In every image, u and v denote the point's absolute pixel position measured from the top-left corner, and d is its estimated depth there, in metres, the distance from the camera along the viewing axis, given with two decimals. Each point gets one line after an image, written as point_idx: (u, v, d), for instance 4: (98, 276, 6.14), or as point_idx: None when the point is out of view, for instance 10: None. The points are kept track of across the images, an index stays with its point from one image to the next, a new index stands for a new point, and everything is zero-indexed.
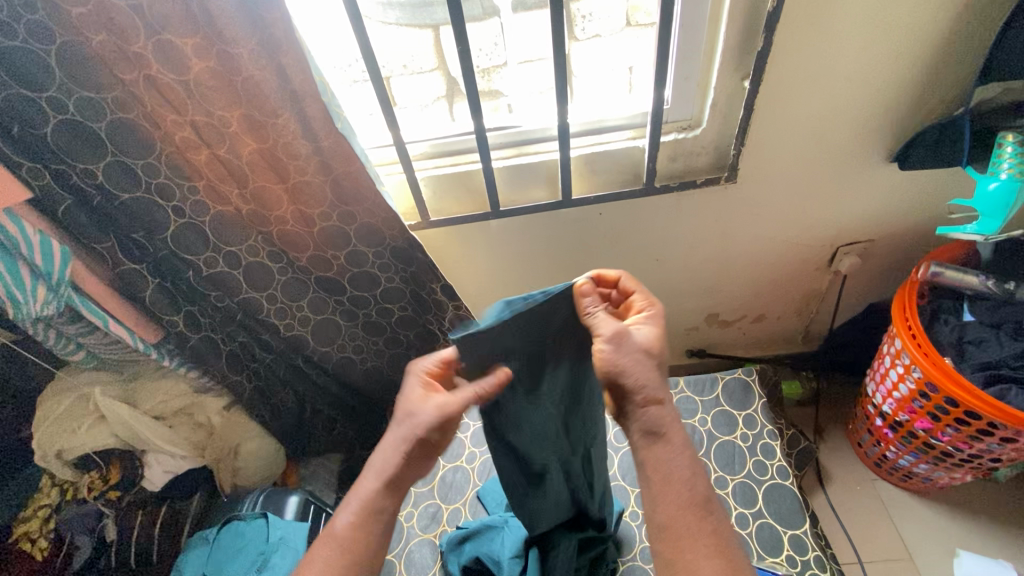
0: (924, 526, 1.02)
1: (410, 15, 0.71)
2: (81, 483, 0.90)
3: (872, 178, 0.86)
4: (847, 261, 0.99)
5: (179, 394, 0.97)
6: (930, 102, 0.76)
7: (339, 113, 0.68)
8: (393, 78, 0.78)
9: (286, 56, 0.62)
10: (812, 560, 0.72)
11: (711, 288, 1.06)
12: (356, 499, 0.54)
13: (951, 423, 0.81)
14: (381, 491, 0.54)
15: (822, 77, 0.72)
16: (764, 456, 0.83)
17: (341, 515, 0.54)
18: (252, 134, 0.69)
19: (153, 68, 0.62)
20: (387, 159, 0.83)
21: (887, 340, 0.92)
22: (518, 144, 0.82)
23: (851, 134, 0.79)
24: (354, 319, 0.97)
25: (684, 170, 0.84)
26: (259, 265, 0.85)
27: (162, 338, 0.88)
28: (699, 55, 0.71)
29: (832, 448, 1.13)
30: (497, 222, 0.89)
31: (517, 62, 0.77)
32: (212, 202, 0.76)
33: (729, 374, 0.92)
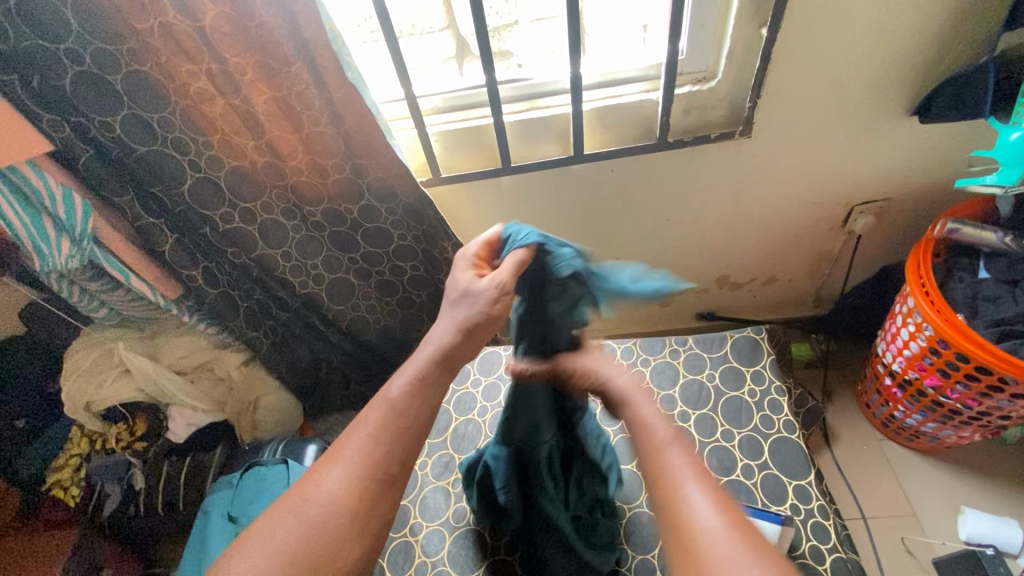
0: (929, 484, 1.03)
1: None
2: (110, 434, 0.95)
3: (890, 133, 0.84)
4: (862, 220, 0.98)
5: (199, 350, 0.99)
6: (956, 50, 0.73)
7: (350, 62, 0.67)
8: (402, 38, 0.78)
9: (298, 3, 0.62)
10: (815, 508, 0.74)
11: (723, 249, 1.06)
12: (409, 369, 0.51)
13: (961, 380, 0.82)
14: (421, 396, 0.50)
15: (844, 23, 0.69)
16: (771, 410, 0.84)
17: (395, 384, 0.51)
18: (267, 82, 0.70)
19: (169, 15, 0.62)
20: (398, 113, 0.83)
21: (899, 299, 0.91)
22: (529, 97, 0.82)
23: (871, 85, 0.77)
24: (366, 278, 0.99)
25: (698, 125, 0.83)
26: (274, 221, 0.86)
27: (181, 294, 0.91)
28: (716, 2, 0.69)
29: (840, 408, 1.14)
30: (509, 178, 0.89)
31: (528, 20, 0.77)
32: (227, 157, 0.77)
33: (739, 331, 0.93)
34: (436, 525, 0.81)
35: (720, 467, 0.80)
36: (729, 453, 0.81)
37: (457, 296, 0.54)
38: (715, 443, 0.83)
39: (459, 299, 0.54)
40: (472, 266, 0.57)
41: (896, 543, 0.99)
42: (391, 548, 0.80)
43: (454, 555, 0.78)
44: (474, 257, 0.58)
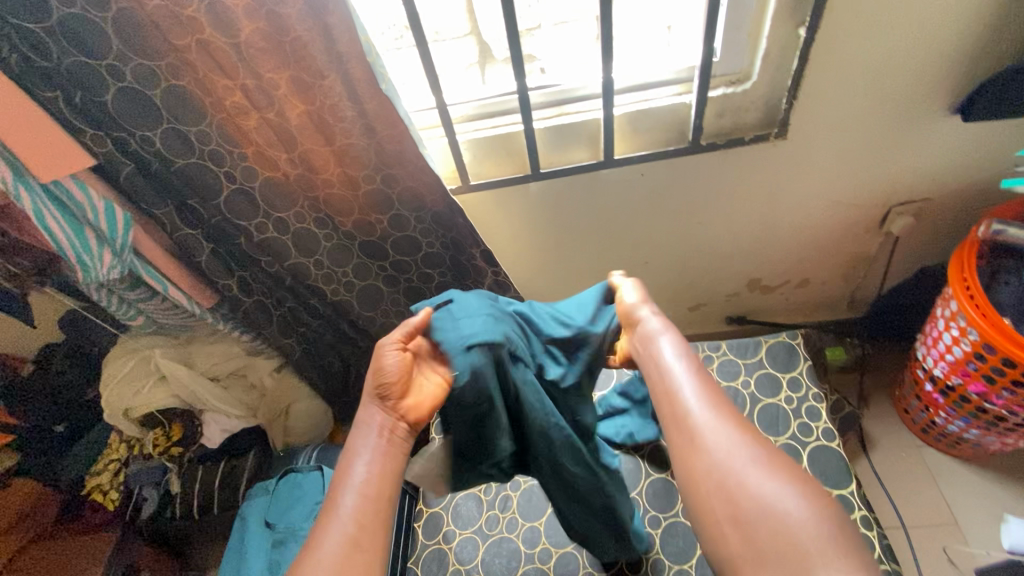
0: (972, 492, 1.00)
1: None
2: (147, 439, 0.98)
3: (931, 132, 0.82)
4: (900, 221, 0.96)
5: (234, 356, 1.02)
6: (1003, 45, 0.70)
7: (384, 73, 0.66)
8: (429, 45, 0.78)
9: (331, 16, 0.62)
10: (858, 519, 0.73)
11: (754, 253, 1.04)
12: (368, 443, 0.52)
13: (1008, 386, 0.79)
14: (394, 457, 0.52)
15: (883, 23, 0.68)
16: (809, 418, 0.82)
17: (356, 465, 0.50)
18: (300, 96, 0.70)
19: (206, 31, 0.63)
20: (429, 122, 0.83)
21: (941, 303, 0.89)
22: (557, 103, 0.81)
23: (911, 84, 0.75)
24: (395, 284, 1.00)
25: (731, 127, 0.82)
26: (306, 230, 0.87)
27: (216, 303, 0.93)
28: (751, 3, 0.67)
29: (876, 413, 1.12)
30: (537, 185, 0.90)
31: (551, 24, 0.74)
32: (261, 168, 0.78)
33: (773, 336, 0.91)
34: (469, 533, 0.81)
35: None
36: None
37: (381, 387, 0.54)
38: None
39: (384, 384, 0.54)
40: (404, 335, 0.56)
41: (938, 553, 0.96)
42: (425, 554, 0.80)
43: (488, 563, 0.78)
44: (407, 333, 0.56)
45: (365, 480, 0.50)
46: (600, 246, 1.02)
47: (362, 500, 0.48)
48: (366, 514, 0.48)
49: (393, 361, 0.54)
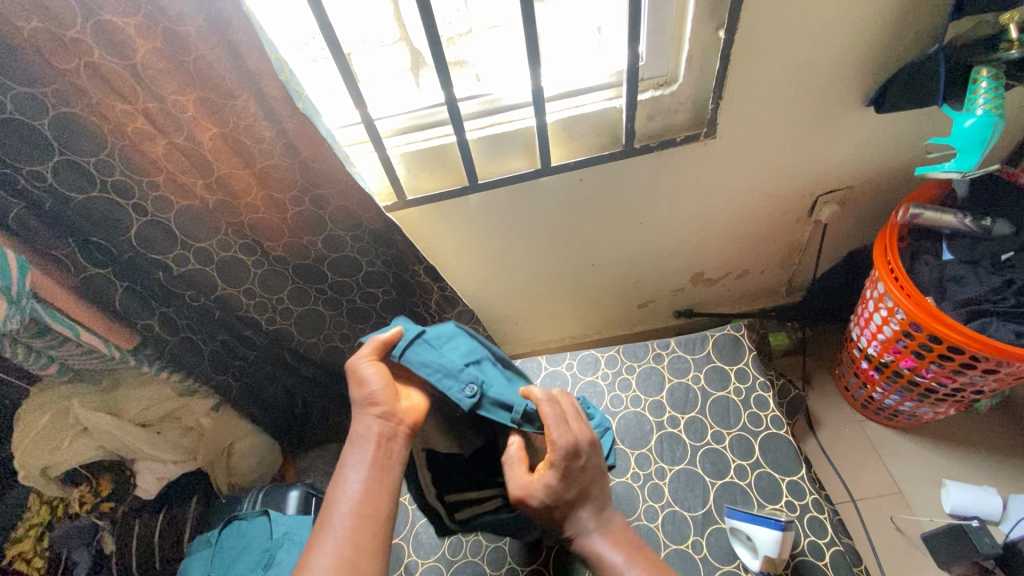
0: (912, 461, 1.05)
1: None
2: (73, 497, 0.83)
3: (849, 123, 0.85)
4: (827, 209, 1.00)
5: (164, 400, 0.92)
6: (905, 41, 0.74)
7: (299, 91, 0.63)
8: (354, 55, 0.74)
9: (237, 32, 0.58)
10: (810, 503, 0.74)
11: (694, 250, 1.07)
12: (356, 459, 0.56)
13: (935, 360, 0.83)
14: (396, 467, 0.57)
15: (796, 21, 0.70)
16: (758, 408, 0.84)
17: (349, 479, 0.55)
18: (210, 117, 0.66)
19: (95, 53, 0.58)
20: (356, 139, 0.79)
21: (869, 285, 0.93)
22: (490, 113, 0.79)
23: (827, 79, 0.78)
24: (337, 307, 0.96)
25: (663, 129, 0.83)
26: (233, 258, 0.82)
27: (138, 343, 0.83)
28: (673, 6, 0.68)
29: (819, 394, 1.17)
30: (477, 197, 0.88)
31: (483, 28, 0.73)
32: (176, 197, 0.73)
33: (719, 330, 0.93)
34: (432, 561, 0.79)
35: (713, 470, 0.80)
36: (721, 455, 0.81)
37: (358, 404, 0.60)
38: (705, 446, 0.82)
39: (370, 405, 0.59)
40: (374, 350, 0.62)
41: (885, 522, 1.01)
42: None
43: None
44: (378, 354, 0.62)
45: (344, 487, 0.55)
46: (545, 252, 1.01)
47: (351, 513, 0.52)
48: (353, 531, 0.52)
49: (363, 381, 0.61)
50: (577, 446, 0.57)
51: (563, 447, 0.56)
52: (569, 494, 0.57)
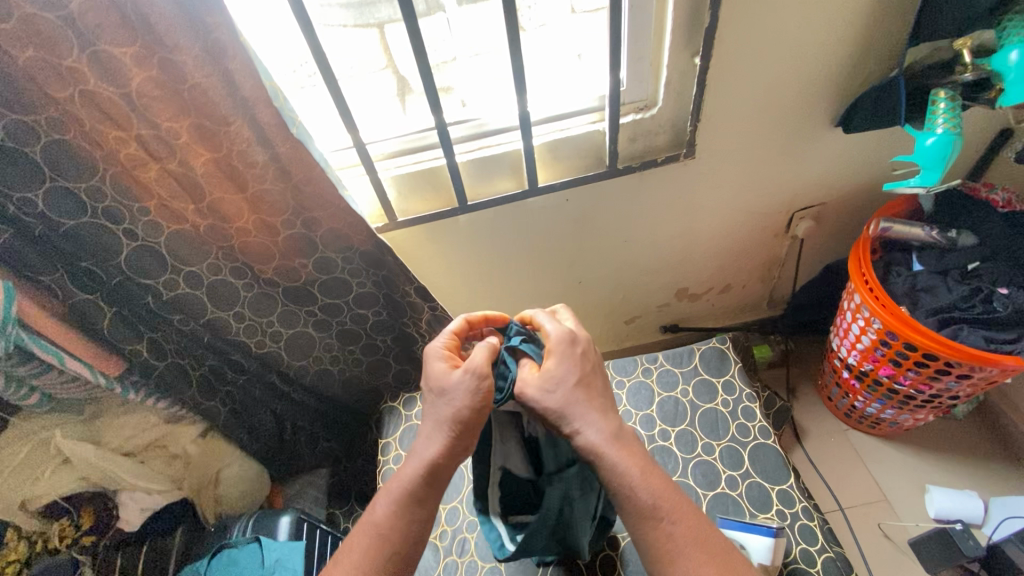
0: (897, 468, 1.08)
1: (355, 16, 0.69)
2: (52, 532, 0.81)
3: (820, 143, 0.90)
4: (802, 224, 1.04)
5: (149, 428, 0.90)
6: (867, 66, 0.79)
7: (294, 117, 0.66)
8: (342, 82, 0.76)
9: (232, 61, 0.60)
10: (800, 511, 0.76)
11: (678, 266, 1.10)
12: (417, 459, 0.58)
13: (912, 367, 0.86)
14: (419, 481, 0.57)
15: (766, 48, 0.74)
16: (746, 418, 0.86)
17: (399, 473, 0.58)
18: (204, 143, 0.67)
19: (90, 82, 0.58)
20: (348, 162, 0.81)
21: (846, 296, 0.96)
22: (478, 136, 0.82)
23: (798, 101, 0.82)
24: (327, 329, 0.96)
25: (644, 150, 0.86)
26: (223, 282, 0.82)
27: (124, 369, 0.82)
28: (650, 35, 0.72)
29: (804, 405, 1.20)
30: (466, 217, 0.90)
31: (467, 56, 0.75)
32: (167, 222, 0.73)
33: (705, 343, 0.95)
34: None
35: (705, 481, 0.81)
36: (712, 467, 0.82)
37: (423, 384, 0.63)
38: (696, 458, 0.84)
39: (436, 399, 0.59)
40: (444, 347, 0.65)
41: (874, 529, 1.03)
42: None
43: None
44: (442, 351, 0.64)
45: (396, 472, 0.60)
46: (534, 271, 1.03)
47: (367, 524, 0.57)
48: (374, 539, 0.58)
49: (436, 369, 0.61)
50: (573, 335, 0.62)
51: (559, 337, 0.61)
52: (572, 377, 0.58)
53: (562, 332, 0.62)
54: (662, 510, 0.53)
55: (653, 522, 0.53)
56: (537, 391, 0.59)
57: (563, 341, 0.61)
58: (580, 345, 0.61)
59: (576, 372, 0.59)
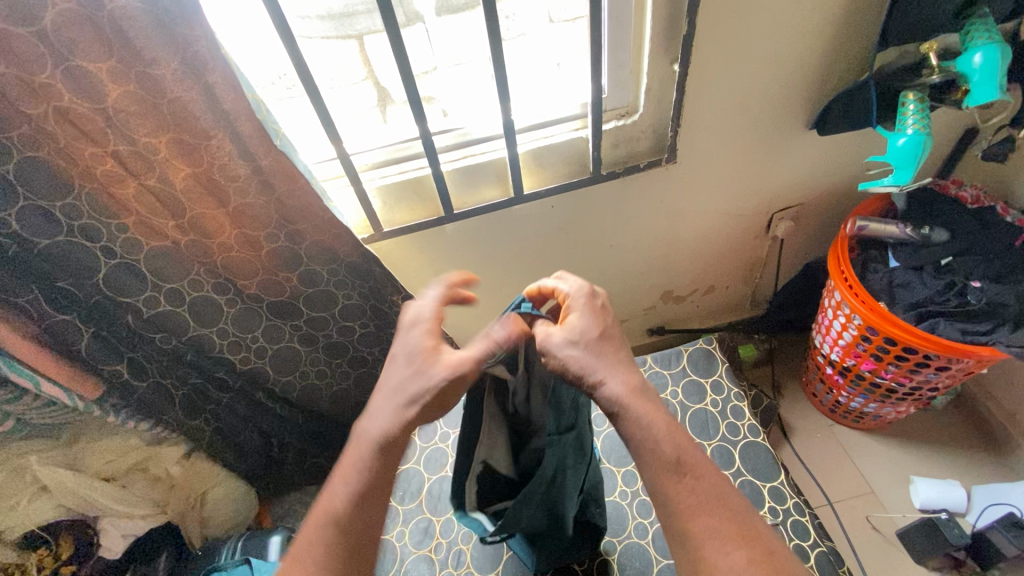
0: (881, 461, 1.10)
1: (333, 27, 0.69)
2: (29, 563, 0.79)
3: (796, 145, 0.92)
4: (782, 225, 1.06)
5: (131, 450, 0.88)
6: (839, 70, 0.82)
7: (277, 129, 0.65)
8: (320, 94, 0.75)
9: (212, 74, 0.59)
10: (792, 507, 0.77)
11: (663, 269, 1.11)
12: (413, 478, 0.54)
13: (893, 361, 0.88)
14: None
15: (742, 54, 0.76)
16: (735, 417, 0.87)
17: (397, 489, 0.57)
18: (184, 158, 0.66)
19: (64, 98, 0.57)
20: (332, 173, 0.80)
21: (827, 294, 0.99)
22: (463, 146, 0.82)
23: (774, 105, 0.84)
24: (313, 343, 0.95)
25: (627, 156, 0.88)
26: (206, 298, 0.80)
27: (103, 392, 0.79)
28: (630, 44, 0.73)
29: (790, 402, 1.22)
30: (452, 226, 0.90)
31: (447, 66, 0.76)
32: (146, 239, 0.71)
33: (692, 344, 0.97)
34: None
35: None
36: None
37: (415, 369, 0.55)
38: None
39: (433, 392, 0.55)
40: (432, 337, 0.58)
41: (863, 522, 1.05)
42: None
43: None
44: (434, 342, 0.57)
45: (381, 437, 0.54)
46: (520, 278, 1.04)
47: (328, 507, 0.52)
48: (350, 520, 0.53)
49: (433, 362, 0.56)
50: (591, 289, 0.62)
51: (580, 292, 0.61)
52: (595, 330, 0.57)
53: (583, 287, 0.62)
54: (686, 466, 0.51)
55: (677, 478, 0.50)
56: (561, 340, 0.56)
57: (586, 294, 0.61)
58: (598, 298, 0.61)
59: (600, 323, 0.58)
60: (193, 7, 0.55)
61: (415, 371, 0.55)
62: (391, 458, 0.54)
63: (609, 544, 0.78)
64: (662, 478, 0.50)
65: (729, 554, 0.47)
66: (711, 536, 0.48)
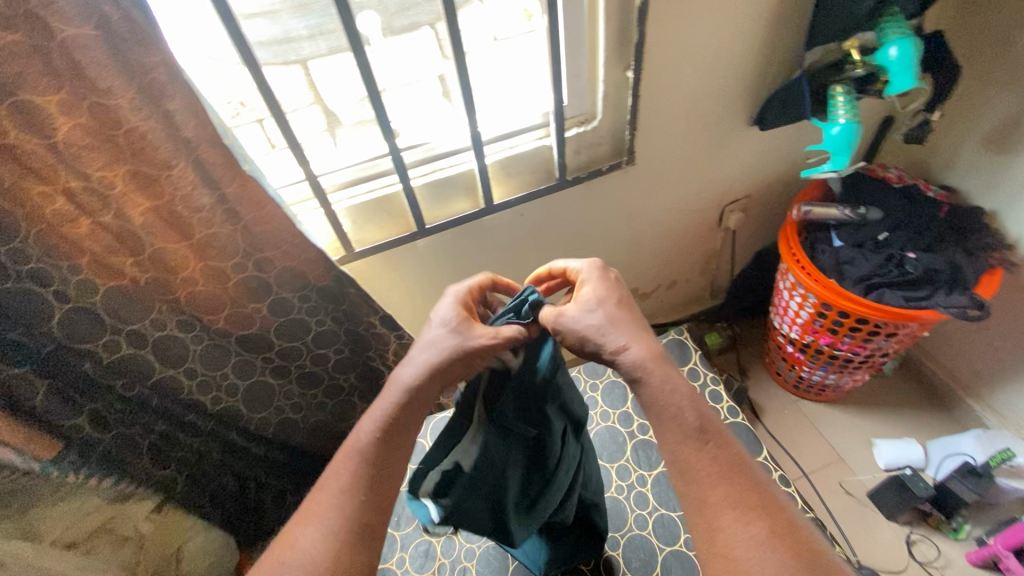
0: (844, 429, 1.18)
1: (273, 54, 0.66)
2: None
3: (740, 141, 0.99)
4: (733, 216, 1.13)
5: (92, 511, 0.80)
6: (773, 69, 0.89)
7: (244, 154, 0.63)
8: (265, 119, 0.72)
9: (172, 101, 0.57)
10: (778, 480, 0.84)
11: (628, 267, 1.15)
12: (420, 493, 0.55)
13: (847, 332, 0.95)
14: None
15: (687, 59, 0.81)
16: (714, 401, 0.92)
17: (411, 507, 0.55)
18: (142, 192, 0.63)
19: (8, 134, 0.53)
20: (301, 196, 0.79)
21: (781, 277, 1.05)
22: (429, 161, 0.83)
23: (717, 105, 0.90)
24: (286, 375, 0.92)
25: (589, 161, 0.91)
26: (171, 338, 0.76)
27: (59, 450, 0.73)
28: (585, 53, 0.76)
29: (756, 383, 1.28)
30: (424, 241, 0.90)
31: (396, 87, 0.75)
32: (103, 279, 0.67)
33: (665, 336, 1.00)
34: None
35: None
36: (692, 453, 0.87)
37: (450, 332, 0.59)
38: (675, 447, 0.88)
39: (447, 349, 0.58)
40: (462, 313, 0.61)
41: (836, 488, 1.11)
42: None
43: None
44: (462, 317, 0.60)
45: (410, 387, 0.57)
46: None
47: (340, 540, 0.49)
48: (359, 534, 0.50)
49: (457, 335, 0.58)
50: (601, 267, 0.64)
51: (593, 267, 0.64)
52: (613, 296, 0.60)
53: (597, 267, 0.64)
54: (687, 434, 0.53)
55: (699, 444, 0.52)
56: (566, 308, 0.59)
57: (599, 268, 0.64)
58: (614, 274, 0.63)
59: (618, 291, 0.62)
60: (151, 34, 0.53)
61: (450, 331, 0.59)
62: (386, 469, 0.54)
63: (612, 540, 0.80)
64: (682, 429, 0.53)
65: (752, 499, 0.49)
66: (730, 487, 0.50)
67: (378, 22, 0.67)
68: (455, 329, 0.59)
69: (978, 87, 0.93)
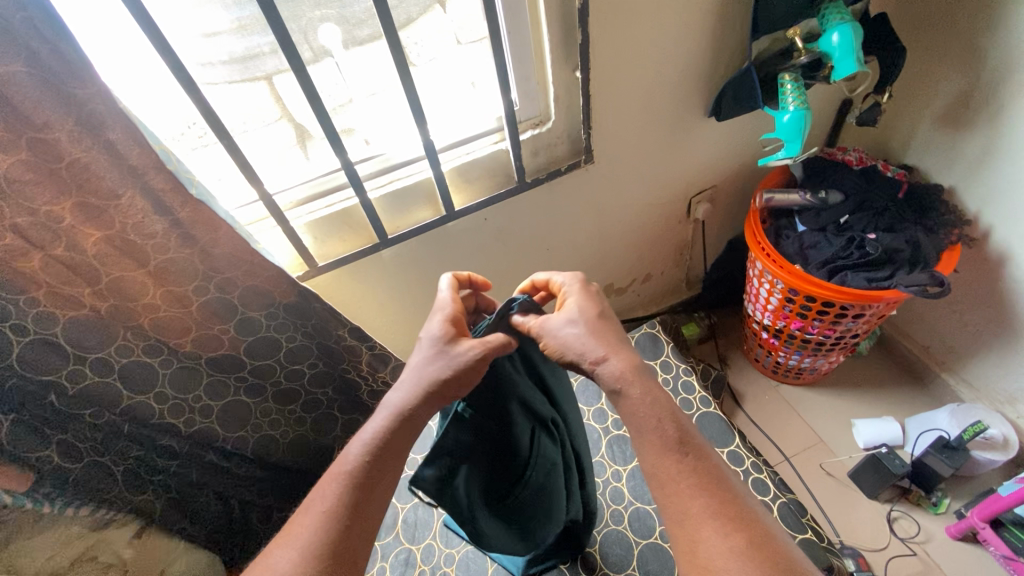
0: (824, 411, 1.19)
1: (239, 69, 0.66)
2: None
3: (700, 132, 0.99)
4: (700, 207, 1.14)
5: (74, 539, 0.79)
6: (723, 60, 0.90)
7: (190, 177, 0.66)
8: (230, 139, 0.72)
9: (113, 131, 0.58)
10: (751, 466, 0.84)
11: (600, 263, 1.15)
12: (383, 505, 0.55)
13: (817, 316, 0.96)
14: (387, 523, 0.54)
15: (634, 56, 0.82)
16: (687, 392, 0.93)
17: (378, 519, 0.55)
18: (92, 223, 0.63)
19: None
20: (256, 215, 0.79)
21: (750, 265, 1.06)
22: (386, 171, 0.83)
23: (672, 98, 0.91)
24: (261, 393, 0.92)
25: (548, 162, 0.91)
26: (138, 364, 0.76)
27: (32, 482, 0.74)
28: (532, 56, 0.77)
29: (736, 370, 1.29)
30: (389, 250, 0.90)
31: (363, 96, 0.74)
32: (62, 310, 0.67)
33: (637, 330, 1.01)
34: None
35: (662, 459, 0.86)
36: None
37: (437, 351, 0.60)
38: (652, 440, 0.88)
39: (435, 369, 0.58)
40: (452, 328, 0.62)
41: (818, 470, 1.12)
42: None
43: None
44: (448, 334, 0.61)
45: (399, 407, 0.58)
46: None
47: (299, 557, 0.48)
48: (326, 547, 0.49)
49: (444, 354, 0.59)
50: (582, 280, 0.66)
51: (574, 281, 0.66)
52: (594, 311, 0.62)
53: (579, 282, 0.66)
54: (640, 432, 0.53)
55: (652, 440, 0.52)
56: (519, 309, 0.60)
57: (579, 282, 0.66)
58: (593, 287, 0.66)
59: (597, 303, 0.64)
60: (84, 68, 0.54)
61: (437, 353, 0.60)
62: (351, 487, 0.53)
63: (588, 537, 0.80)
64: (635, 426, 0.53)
65: (706, 492, 0.50)
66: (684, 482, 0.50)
67: (339, 34, 0.67)
68: (444, 349, 0.60)
69: (929, 67, 0.94)
